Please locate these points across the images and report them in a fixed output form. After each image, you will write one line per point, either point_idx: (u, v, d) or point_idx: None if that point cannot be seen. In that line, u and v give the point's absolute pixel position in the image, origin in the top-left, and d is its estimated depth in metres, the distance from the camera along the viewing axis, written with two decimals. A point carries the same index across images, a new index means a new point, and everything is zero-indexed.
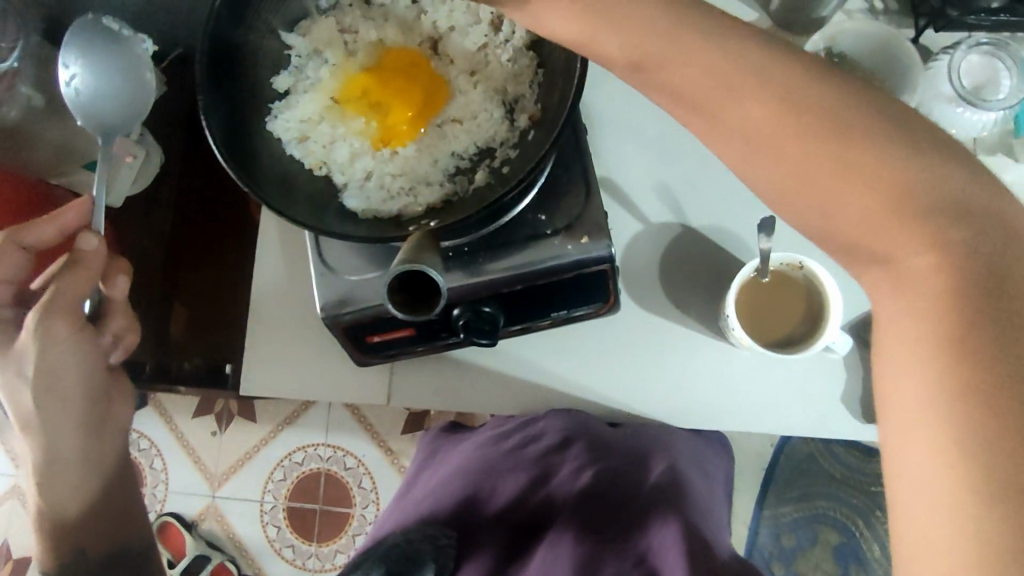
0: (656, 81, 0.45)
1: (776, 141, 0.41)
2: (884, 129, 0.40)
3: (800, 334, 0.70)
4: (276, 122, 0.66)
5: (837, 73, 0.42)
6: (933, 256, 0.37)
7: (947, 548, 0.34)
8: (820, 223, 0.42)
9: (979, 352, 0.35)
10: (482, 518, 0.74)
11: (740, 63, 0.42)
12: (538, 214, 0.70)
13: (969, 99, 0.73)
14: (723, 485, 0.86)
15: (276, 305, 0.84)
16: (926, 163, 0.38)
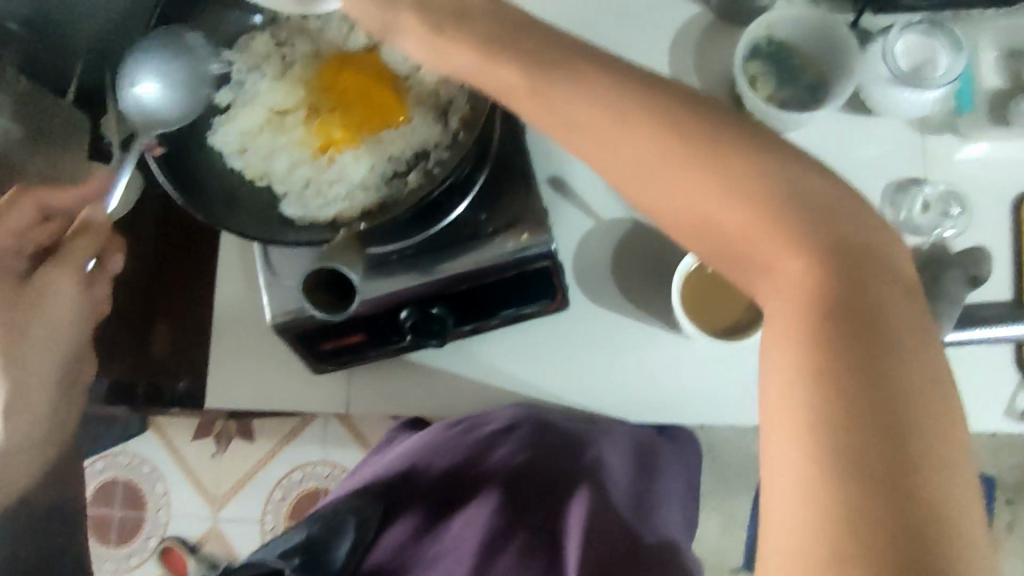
0: (545, 78, 0.48)
1: (648, 163, 0.44)
2: (747, 146, 0.43)
3: (743, 322, 0.71)
4: (216, 136, 0.68)
5: (704, 100, 0.45)
6: (803, 263, 0.40)
7: (808, 532, 0.35)
8: (700, 238, 0.43)
9: (846, 353, 0.37)
10: (413, 492, 0.78)
11: (617, 94, 0.46)
12: (479, 214, 0.71)
13: (909, 81, 0.73)
14: (688, 474, 0.86)
15: (241, 321, 0.85)
16: (788, 169, 0.42)
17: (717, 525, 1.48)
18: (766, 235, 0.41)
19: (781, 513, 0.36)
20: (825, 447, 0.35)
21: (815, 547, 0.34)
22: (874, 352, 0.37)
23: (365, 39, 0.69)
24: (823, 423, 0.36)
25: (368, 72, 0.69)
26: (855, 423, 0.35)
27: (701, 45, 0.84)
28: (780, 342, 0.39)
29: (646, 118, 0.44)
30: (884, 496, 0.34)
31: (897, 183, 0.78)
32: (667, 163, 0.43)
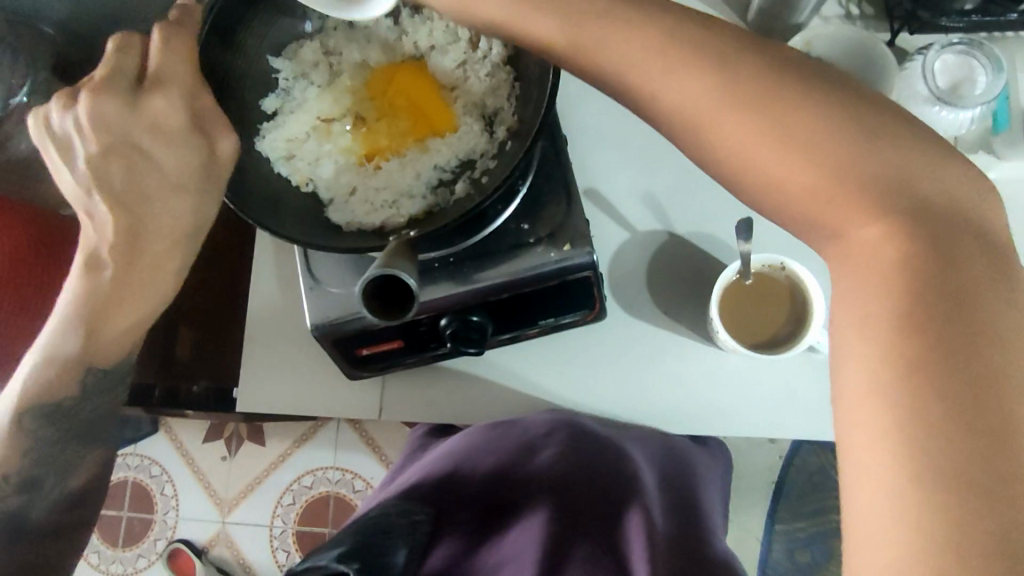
0: (600, 31, 0.44)
1: (715, 115, 0.40)
2: (830, 96, 0.39)
3: (784, 335, 0.71)
4: (263, 142, 0.68)
5: (783, 49, 0.41)
6: (882, 228, 0.38)
7: (891, 535, 0.33)
8: (766, 200, 0.41)
9: (934, 333, 0.34)
10: (458, 498, 0.80)
11: (681, 38, 0.42)
12: (521, 223, 0.71)
13: (945, 99, 0.74)
14: (716, 483, 0.90)
15: (273, 325, 0.85)
16: (876, 127, 0.38)
17: (729, 539, 1.48)
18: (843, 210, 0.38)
19: (866, 511, 0.34)
20: (921, 444, 0.33)
21: (899, 554, 0.33)
22: (969, 340, 0.34)
23: (412, 49, 0.70)
24: (909, 416, 0.34)
25: (415, 80, 0.69)
26: (954, 421, 0.33)
27: None
28: (860, 328, 0.37)
29: (722, 96, 0.40)
30: (980, 486, 0.32)
31: None
32: (726, 115, 0.40)
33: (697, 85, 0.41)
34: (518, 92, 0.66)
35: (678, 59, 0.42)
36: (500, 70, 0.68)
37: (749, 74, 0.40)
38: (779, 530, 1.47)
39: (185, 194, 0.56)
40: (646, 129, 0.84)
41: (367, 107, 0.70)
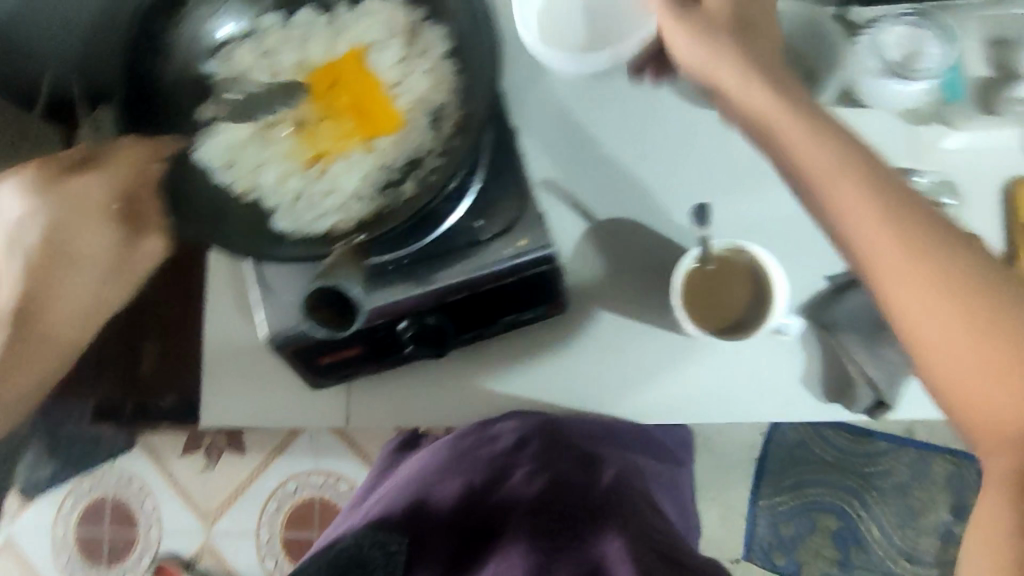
0: (742, 78, 0.57)
1: (829, 176, 0.50)
2: (880, 205, 0.48)
3: (749, 319, 0.70)
4: (201, 150, 0.66)
5: (856, 150, 0.51)
6: (943, 325, 0.44)
7: (983, 548, 0.42)
8: (866, 256, 0.48)
9: (1013, 397, 0.42)
10: (431, 520, 0.76)
11: (788, 112, 0.54)
12: (475, 220, 0.69)
13: (898, 73, 0.73)
14: (670, 488, 0.92)
15: (232, 336, 0.83)
16: (966, 246, 0.46)
17: (714, 516, 1.49)
18: (937, 300, 0.44)
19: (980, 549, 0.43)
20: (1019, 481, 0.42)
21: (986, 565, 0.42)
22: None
23: (349, 47, 0.68)
24: None
25: (355, 79, 0.67)
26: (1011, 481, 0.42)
27: None
28: (970, 394, 0.43)
29: (832, 162, 0.51)
30: (1020, 527, 0.41)
31: None
32: (843, 178, 0.50)
33: (835, 155, 0.51)
34: (462, 86, 0.64)
35: (811, 129, 0.53)
36: (443, 65, 0.66)
37: (880, 171, 0.50)
38: (762, 504, 1.49)
39: (101, 275, 0.58)
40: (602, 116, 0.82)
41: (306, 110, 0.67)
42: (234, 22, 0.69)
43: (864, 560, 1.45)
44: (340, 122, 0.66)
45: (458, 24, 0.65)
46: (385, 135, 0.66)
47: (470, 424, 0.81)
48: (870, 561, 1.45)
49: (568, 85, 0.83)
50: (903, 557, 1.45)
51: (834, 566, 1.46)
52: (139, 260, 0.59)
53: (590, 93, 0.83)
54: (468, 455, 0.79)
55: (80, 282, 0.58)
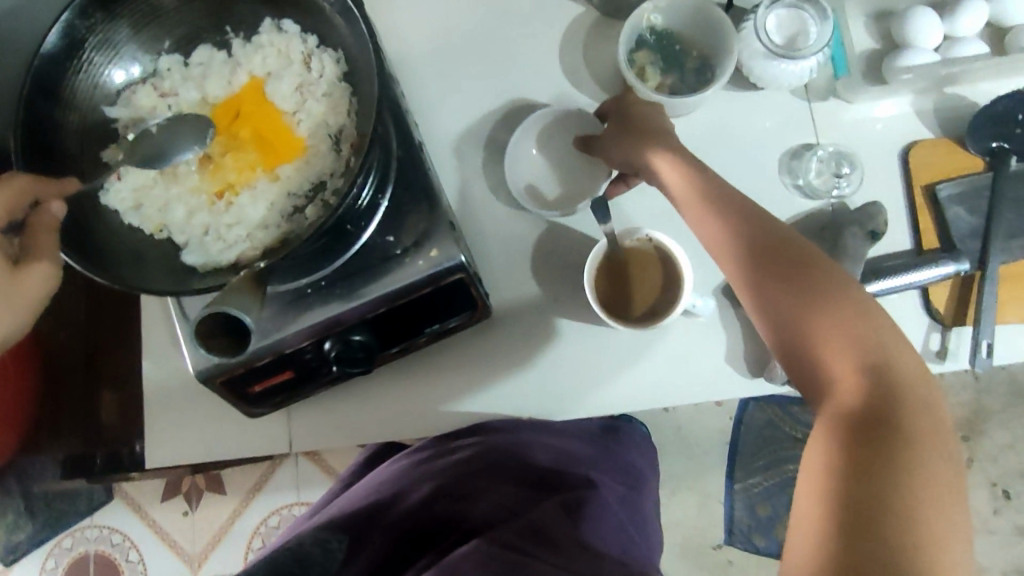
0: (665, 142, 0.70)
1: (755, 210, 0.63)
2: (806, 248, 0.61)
3: (661, 305, 0.72)
4: (107, 193, 0.67)
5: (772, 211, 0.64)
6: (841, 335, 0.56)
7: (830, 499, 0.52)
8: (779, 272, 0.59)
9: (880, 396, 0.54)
10: (373, 526, 0.70)
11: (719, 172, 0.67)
12: (386, 236, 0.71)
13: (783, 55, 0.76)
14: (651, 525, 0.85)
15: (173, 375, 0.84)
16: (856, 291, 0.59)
17: (693, 504, 1.51)
18: (842, 315, 0.56)
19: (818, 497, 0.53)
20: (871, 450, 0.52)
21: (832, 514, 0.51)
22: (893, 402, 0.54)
23: (247, 80, 0.69)
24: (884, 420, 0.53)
25: (256, 110, 0.69)
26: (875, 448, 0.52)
27: (590, 43, 0.86)
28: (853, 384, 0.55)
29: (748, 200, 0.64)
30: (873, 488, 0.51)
31: (793, 150, 0.82)
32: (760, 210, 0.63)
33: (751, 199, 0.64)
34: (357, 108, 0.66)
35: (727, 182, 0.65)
36: (337, 88, 0.67)
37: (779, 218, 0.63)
38: (738, 488, 1.50)
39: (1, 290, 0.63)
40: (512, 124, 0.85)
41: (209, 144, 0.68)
42: (132, 65, 0.70)
43: None
44: (243, 154, 0.68)
45: (348, 47, 0.65)
46: (288, 162, 0.68)
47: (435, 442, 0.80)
48: None
49: (478, 97, 0.86)
50: None
51: None
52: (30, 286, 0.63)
53: (500, 103, 0.86)
54: (425, 468, 0.76)
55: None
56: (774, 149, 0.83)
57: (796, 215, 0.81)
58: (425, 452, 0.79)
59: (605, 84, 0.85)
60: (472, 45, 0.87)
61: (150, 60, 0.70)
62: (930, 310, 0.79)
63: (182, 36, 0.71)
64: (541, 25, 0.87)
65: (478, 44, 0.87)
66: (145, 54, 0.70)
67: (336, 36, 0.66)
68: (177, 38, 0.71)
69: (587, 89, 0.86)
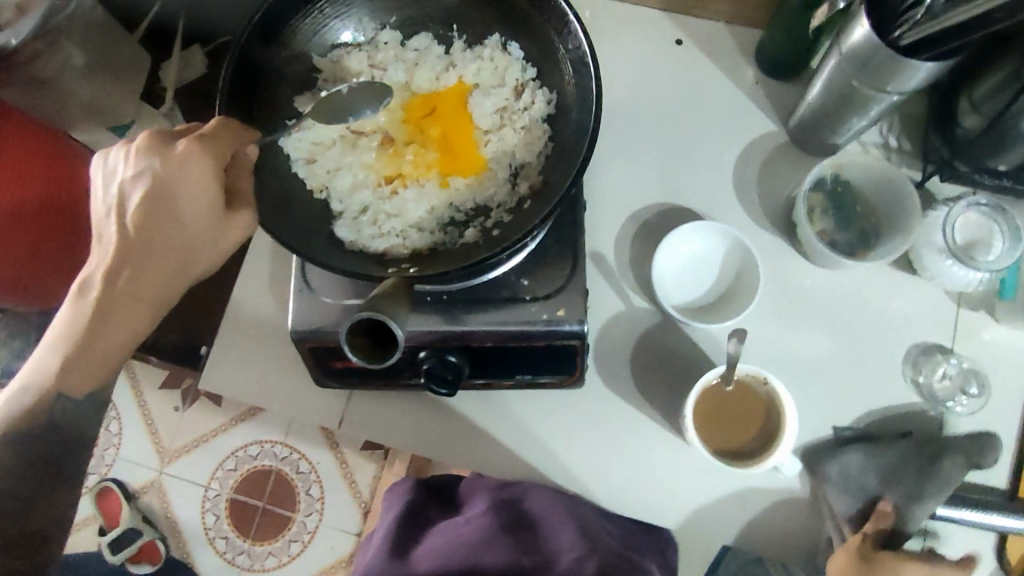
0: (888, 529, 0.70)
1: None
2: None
3: (752, 450, 0.71)
4: (288, 140, 0.67)
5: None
6: None
7: None
8: None
9: None
10: None
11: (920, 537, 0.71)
12: (520, 278, 0.71)
13: (959, 256, 0.75)
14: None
15: (255, 310, 0.85)
16: None
17: None
18: None
19: None
20: None
21: None
22: None
23: (455, 83, 0.70)
24: None
25: (452, 115, 0.69)
26: None
27: (767, 162, 0.85)
28: None
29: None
30: None
31: (925, 346, 0.80)
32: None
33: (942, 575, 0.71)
34: (550, 153, 0.66)
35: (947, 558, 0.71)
36: (537, 127, 0.68)
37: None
38: None
39: (205, 233, 0.59)
40: (664, 208, 0.84)
41: (397, 130, 0.69)
42: (357, 30, 0.71)
43: None
44: (425, 151, 0.68)
45: (565, 96, 0.67)
46: (464, 177, 0.68)
47: (508, 501, 0.73)
48: None
49: (642, 170, 0.85)
50: None
51: None
52: (233, 232, 0.60)
53: (659, 185, 0.85)
54: (508, 533, 0.69)
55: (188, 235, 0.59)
56: (907, 337, 0.80)
57: (902, 410, 0.78)
58: (502, 504, 0.73)
59: (766, 207, 0.84)
60: (655, 120, 0.86)
61: (375, 32, 0.72)
62: (998, 555, 0.76)
63: (409, 18, 0.72)
64: (728, 127, 0.86)
65: (661, 121, 0.86)
66: (372, 24, 0.72)
67: (559, 85, 0.67)
68: (403, 20, 0.72)
69: (747, 204, 0.84)
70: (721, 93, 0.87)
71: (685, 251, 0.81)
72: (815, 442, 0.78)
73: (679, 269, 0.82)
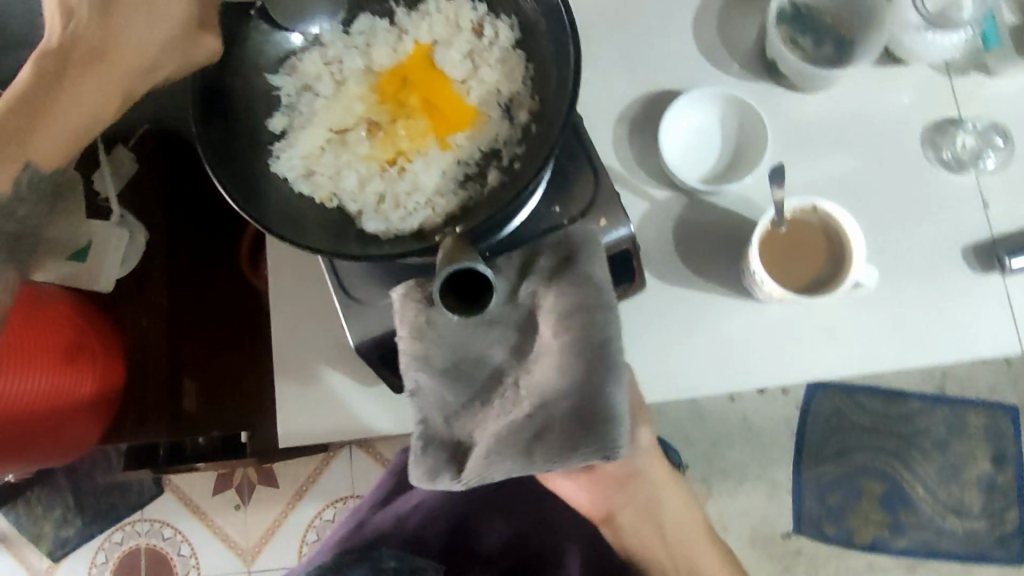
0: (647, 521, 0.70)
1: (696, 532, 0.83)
2: None
3: (828, 277, 0.71)
4: (278, 162, 0.66)
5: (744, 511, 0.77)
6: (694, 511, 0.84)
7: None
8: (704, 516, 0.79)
9: None
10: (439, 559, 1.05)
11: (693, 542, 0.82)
12: (552, 206, 0.70)
13: (936, 24, 0.76)
14: None
15: (303, 352, 0.83)
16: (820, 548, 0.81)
17: (762, 494, 1.51)
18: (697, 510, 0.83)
19: None
20: None
21: None
22: None
23: (417, 47, 0.69)
24: None
25: (427, 79, 0.68)
26: None
27: (722, 15, 0.85)
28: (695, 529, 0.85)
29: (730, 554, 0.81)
30: None
31: (936, 125, 0.81)
32: None
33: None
34: (533, 73, 0.66)
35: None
36: (511, 54, 0.67)
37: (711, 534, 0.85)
38: (808, 478, 1.50)
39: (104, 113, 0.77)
40: (644, 98, 0.84)
41: (380, 114, 0.68)
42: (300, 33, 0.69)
43: (915, 519, 1.48)
44: (414, 121, 0.67)
45: (526, 14, 0.66)
46: (462, 130, 0.67)
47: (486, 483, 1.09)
48: (923, 520, 1.48)
49: (610, 71, 0.85)
50: (950, 512, 1.47)
51: (885, 529, 1.49)
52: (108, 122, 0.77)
53: (631, 80, 0.85)
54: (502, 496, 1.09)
55: (137, 36, 0.70)
56: (915, 122, 0.81)
57: (940, 191, 0.80)
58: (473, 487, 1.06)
59: (738, 60, 0.84)
60: (603, 19, 0.86)
61: (318, 28, 0.70)
62: None
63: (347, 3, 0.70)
64: None
65: (609, 18, 0.86)
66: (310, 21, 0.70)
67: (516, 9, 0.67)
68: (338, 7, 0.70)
69: (720, 64, 0.84)
70: None
71: (685, 125, 0.81)
72: (875, 252, 0.79)
73: (683, 146, 0.81)
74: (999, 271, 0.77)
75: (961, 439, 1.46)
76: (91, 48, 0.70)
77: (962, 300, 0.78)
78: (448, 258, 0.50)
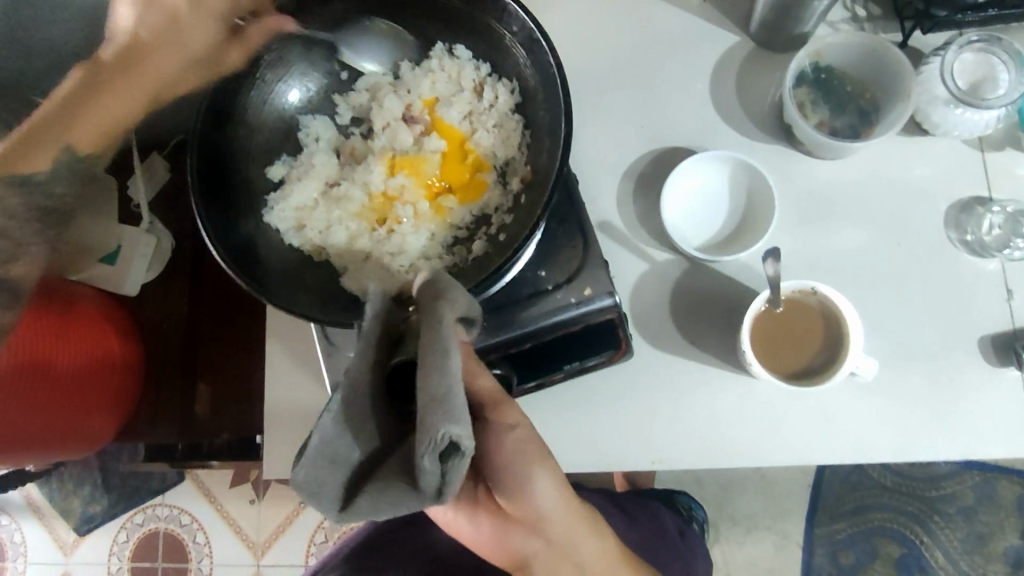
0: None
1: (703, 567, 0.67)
2: None
3: (819, 365, 0.69)
4: (272, 213, 0.68)
5: None
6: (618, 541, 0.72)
7: None
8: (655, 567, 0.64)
9: None
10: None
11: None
12: (537, 271, 0.70)
13: (967, 100, 0.70)
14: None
15: (288, 387, 0.83)
16: None
17: (771, 546, 1.39)
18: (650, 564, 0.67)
19: None
20: None
21: None
22: None
23: (420, 105, 0.72)
24: None
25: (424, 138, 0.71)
26: None
27: (741, 74, 0.82)
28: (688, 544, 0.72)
29: None
30: None
31: (962, 204, 0.76)
32: None
33: None
34: (530, 139, 0.66)
35: None
36: (508, 118, 0.68)
37: None
38: (820, 532, 1.40)
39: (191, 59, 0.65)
40: (653, 154, 0.82)
41: (376, 172, 0.70)
42: (304, 85, 0.71)
43: None
44: (404, 185, 0.70)
45: (526, 79, 0.67)
46: (455, 195, 0.69)
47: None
48: None
49: (620, 124, 0.82)
50: None
51: None
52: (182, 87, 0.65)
53: (641, 134, 0.82)
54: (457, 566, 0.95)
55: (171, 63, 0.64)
56: (940, 199, 0.76)
57: (960, 276, 0.75)
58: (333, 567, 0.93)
59: (756, 121, 0.81)
60: (617, 70, 0.83)
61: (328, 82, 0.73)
62: None
63: (352, 56, 0.72)
64: (691, 53, 0.83)
65: (624, 69, 0.83)
66: (317, 74, 0.72)
67: (517, 73, 0.68)
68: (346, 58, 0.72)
69: (736, 124, 0.81)
70: (674, 21, 0.83)
71: (689, 189, 0.79)
72: (884, 334, 0.75)
73: (688, 210, 0.79)
74: (1018, 366, 0.72)
75: (989, 509, 1.37)
76: (159, 22, 0.64)
77: (971, 397, 0.73)
78: (406, 348, 0.50)
